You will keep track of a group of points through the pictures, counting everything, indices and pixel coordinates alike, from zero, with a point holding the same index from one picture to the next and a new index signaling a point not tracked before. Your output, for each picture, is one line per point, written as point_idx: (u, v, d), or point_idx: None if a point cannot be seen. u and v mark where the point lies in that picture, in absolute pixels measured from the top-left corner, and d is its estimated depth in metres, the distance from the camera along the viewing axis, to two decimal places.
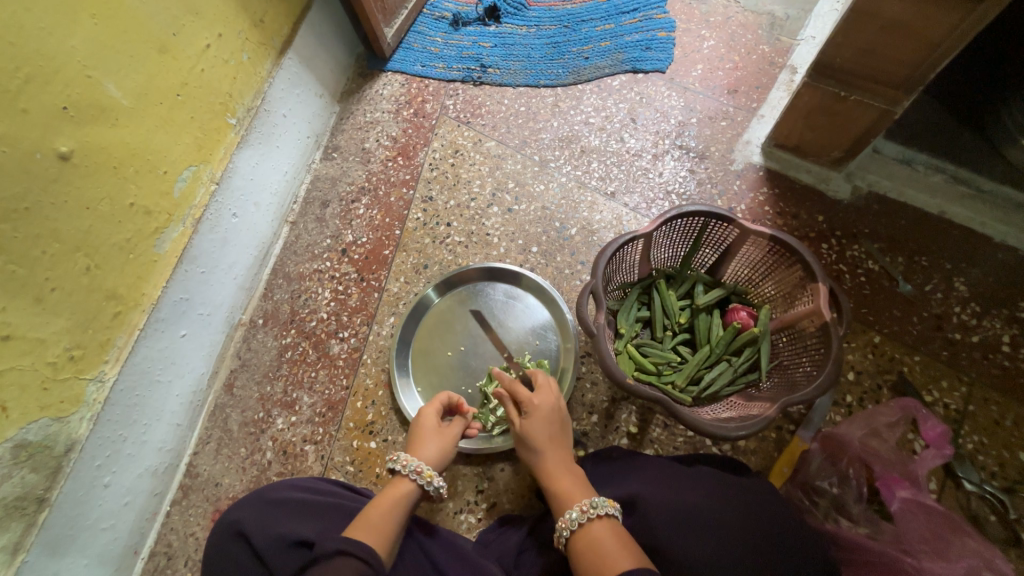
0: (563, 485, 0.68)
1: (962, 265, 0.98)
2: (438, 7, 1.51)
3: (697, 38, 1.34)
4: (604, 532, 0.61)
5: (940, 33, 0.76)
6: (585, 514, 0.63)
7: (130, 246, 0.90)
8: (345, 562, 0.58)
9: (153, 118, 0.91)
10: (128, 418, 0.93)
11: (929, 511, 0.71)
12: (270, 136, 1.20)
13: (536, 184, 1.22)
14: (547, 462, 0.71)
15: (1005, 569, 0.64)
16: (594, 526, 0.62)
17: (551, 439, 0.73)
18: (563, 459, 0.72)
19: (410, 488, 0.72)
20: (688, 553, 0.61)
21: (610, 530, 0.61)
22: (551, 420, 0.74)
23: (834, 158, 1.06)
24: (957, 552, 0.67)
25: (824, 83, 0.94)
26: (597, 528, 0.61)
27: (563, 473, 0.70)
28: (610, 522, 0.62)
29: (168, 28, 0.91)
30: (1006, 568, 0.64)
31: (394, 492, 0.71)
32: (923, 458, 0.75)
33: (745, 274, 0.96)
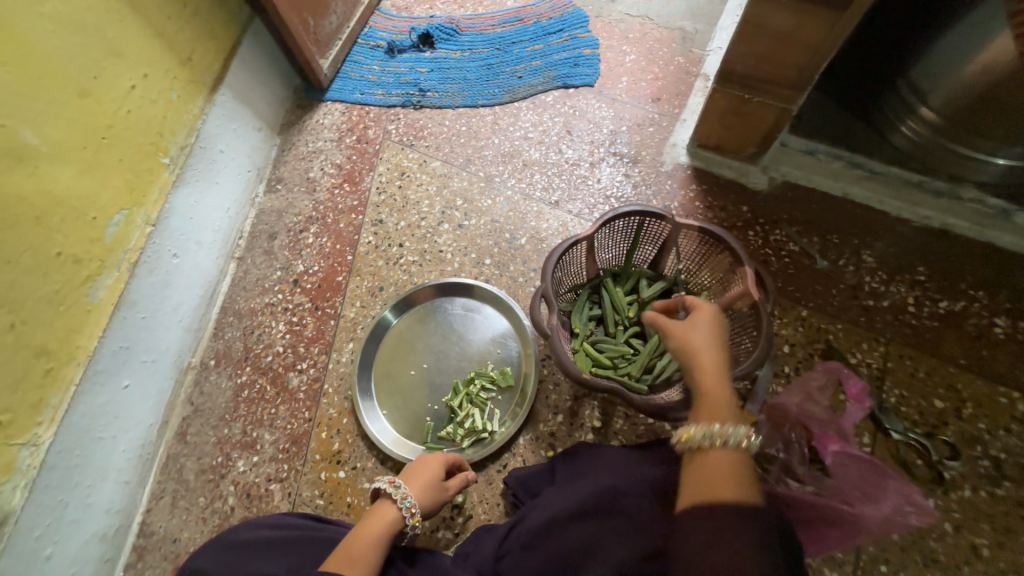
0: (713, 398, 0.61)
1: (868, 239, 1.10)
2: (373, 36, 1.55)
3: (620, 53, 1.44)
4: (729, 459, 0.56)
5: (818, 38, 0.88)
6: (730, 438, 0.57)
7: (59, 297, 0.85)
8: None
9: (77, 162, 0.88)
10: (69, 481, 0.86)
11: (858, 460, 0.77)
12: (208, 173, 1.17)
13: (483, 199, 1.26)
14: (704, 372, 0.62)
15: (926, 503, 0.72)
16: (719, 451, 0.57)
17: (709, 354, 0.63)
18: (727, 374, 0.63)
19: (396, 521, 0.74)
20: None
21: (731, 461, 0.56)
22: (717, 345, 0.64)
23: (750, 154, 1.17)
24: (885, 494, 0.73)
25: (729, 88, 1.04)
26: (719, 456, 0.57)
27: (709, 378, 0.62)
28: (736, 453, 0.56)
29: (88, 72, 0.90)
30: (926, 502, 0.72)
31: (381, 520, 0.74)
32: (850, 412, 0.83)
33: (684, 265, 1.03)
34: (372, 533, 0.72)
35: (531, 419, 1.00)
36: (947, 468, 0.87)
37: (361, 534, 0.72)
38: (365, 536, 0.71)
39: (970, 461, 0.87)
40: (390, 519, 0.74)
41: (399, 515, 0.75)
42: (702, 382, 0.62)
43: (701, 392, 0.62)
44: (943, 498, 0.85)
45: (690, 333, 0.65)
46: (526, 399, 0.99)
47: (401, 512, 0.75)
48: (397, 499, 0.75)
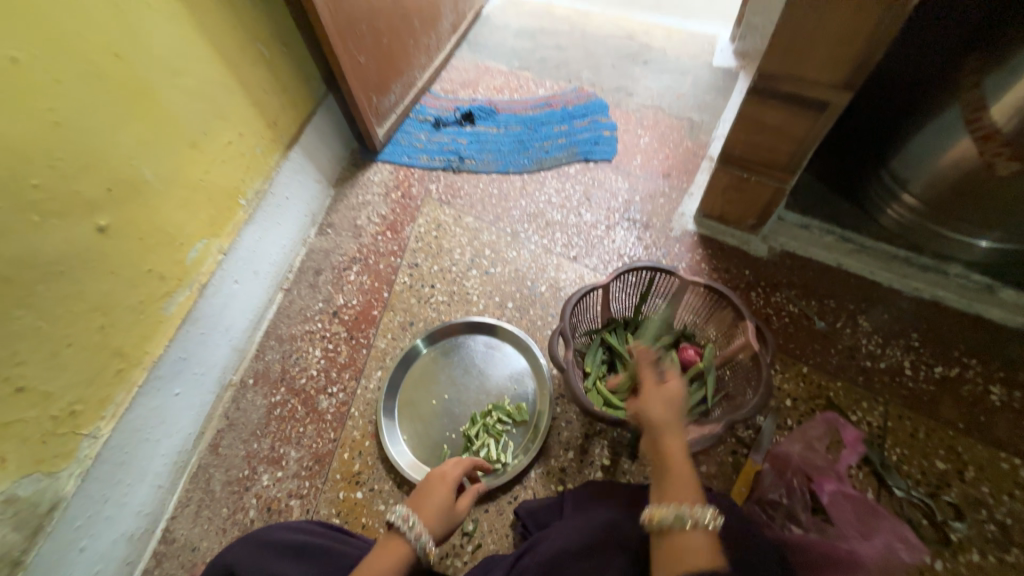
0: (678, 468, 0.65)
1: (863, 306, 1.18)
2: (422, 112, 1.81)
3: (635, 135, 1.66)
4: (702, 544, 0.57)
5: (803, 131, 1.04)
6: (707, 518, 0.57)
7: (142, 308, 0.98)
8: None
9: (177, 198, 1.06)
10: (114, 477, 0.93)
11: (855, 500, 0.82)
12: (274, 215, 1.36)
13: (509, 251, 1.41)
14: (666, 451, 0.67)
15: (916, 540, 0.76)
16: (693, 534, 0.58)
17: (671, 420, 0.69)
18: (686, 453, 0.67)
19: (409, 556, 0.69)
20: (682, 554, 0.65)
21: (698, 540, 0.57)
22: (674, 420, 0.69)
23: (750, 225, 1.31)
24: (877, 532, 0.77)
25: (730, 168, 1.20)
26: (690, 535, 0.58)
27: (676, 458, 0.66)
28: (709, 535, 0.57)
29: (200, 129, 1.11)
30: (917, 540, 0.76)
31: (394, 555, 0.68)
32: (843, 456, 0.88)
33: (691, 318, 1.12)
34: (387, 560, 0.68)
35: (543, 454, 1.05)
36: (953, 530, 0.88)
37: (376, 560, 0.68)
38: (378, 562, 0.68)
39: (976, 524, 0.89)
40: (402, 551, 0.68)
41: (412, 550, 0.69)
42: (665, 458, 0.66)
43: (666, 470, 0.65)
44: (951, 561, 0.86)
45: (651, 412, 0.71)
46: (539, 435, 1.05)
47: (416, 547, 0.70)
48: (411, 535, 0.69)
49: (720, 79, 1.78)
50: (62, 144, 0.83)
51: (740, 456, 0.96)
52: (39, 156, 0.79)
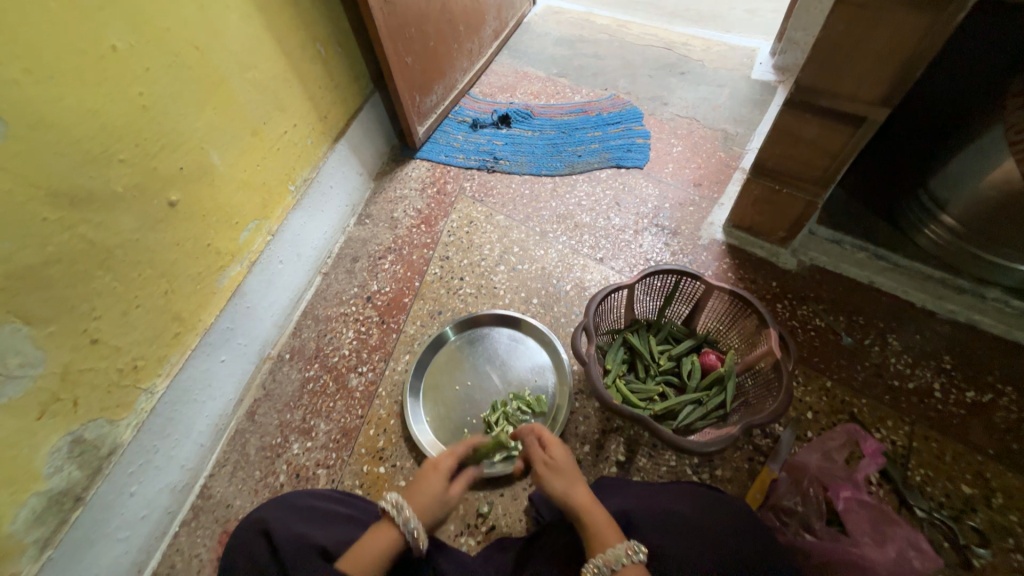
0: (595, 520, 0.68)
1: (894, 325, 1.17)
2: (461, 113, 1.89)
3: (668, 144, 1.68)
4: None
5: (838, 146, 1.05)
6: (628, 554, 0.61)
7: (200, 278, 1.07)
8: None
9: (237, 180, 1.15)
10: (164, 430, 1.02)
11: (869, 507, 0.82)
12: (319, 202, 1.44)
13: (537, 249, 1.45)
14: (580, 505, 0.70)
15: (928, 545, 0.76)
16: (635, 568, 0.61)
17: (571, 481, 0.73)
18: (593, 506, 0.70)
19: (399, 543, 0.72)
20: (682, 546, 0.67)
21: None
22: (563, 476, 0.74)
23: (780, 238, 1.31)
24: (891, 538, 0.78)
25: (762, 179, 1.21)
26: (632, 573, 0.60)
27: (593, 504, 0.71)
28: (642, 569, 0.61)
29: (261, 118, 1.20)
30: (928, 545, 0.76)
31: (383, 539, 0.71)
32: (862, 466, 0.87)
33: (714, 324, 1.13)
34: (376, 543, 0.71)
35: (559, 445, 1.08)
36: (976, 556, 0.86)
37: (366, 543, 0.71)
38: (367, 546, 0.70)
39: (1002, 552, 0.87)
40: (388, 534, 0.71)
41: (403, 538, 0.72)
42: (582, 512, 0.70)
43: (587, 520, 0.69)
44: None
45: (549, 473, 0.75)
46: (556, 426, 1.08)
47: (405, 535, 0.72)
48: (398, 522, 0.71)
49: (758, 93, 1.78)
50: (146, 125, 0.92)
51: (757, 464, 0.98)
52: (127, 135, 0.89)
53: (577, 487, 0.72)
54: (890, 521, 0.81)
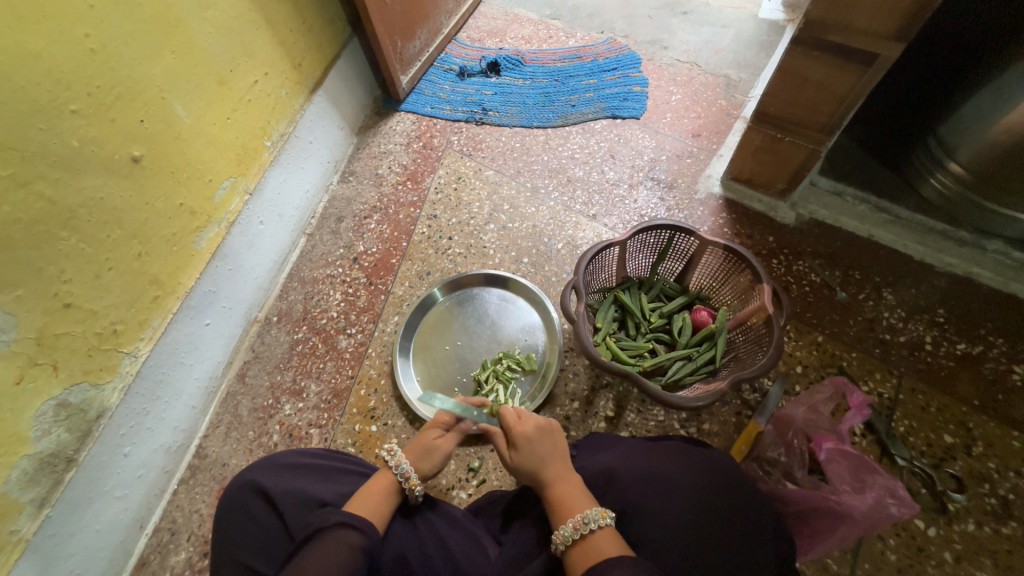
0: (571, 494, 0.69)
1: (891, 279, 1.15)
2: (447, 61, 1.77)
3: (666, 92, 1.59)
4: (599, 543, 0.62)
5: (846, 88, 0.98)
6: (574, 530, 0.64)
7: (175, 239, 1.03)
8: (346, 534, 0.65)
9: (206, 135, 1.08)
10: (153, 394, 1.01)
11: (851, 457, 0.81)
12: (298, 158, 1.37)
13: (528, 207, 1.40)
14: (560, 482, 0.71)
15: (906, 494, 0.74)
16: (590, 537, 0.63)
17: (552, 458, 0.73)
18: (573, 482, 0.71)
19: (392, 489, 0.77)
20: (665, 505, 0.68)
21: (604, 541, 0.62)
22: (548, 454, 0.73)
23: (780, 190, 1.26)
24: (870, 487, 0.77)
25: (765, 127, 1.14)
26: (595, 539, 0.63)
27: (561, 483, 0.71)
28: (609, 533, 0.63)
29: (228, 66, 1.11)
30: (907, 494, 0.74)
31: (378, 486, 0.76)
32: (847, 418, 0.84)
33: (708, 281, 1.11)
34: (378, 493, 0.75)
35: (549, 402, 1.08)
36: (952, 501, 0.89)
37: (369, 495, 0.75)
38: (368, 499, 0.74)
39: (977, 497, 0.89)
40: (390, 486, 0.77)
41: (395, 483, 0.77)
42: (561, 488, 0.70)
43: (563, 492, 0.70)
44: (946, 528, 0.87)
45: (532, 452, 0.74)
46: (546, 384, 1.08)
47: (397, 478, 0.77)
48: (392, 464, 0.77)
49: (764, 34, 1.66)
50: (96, 72, 0.84)
51: (744, 417, 1.00)
52: (77, 82, 0.82)
53: (541, 474, 0.73)
54: (870, 469, 0.79)
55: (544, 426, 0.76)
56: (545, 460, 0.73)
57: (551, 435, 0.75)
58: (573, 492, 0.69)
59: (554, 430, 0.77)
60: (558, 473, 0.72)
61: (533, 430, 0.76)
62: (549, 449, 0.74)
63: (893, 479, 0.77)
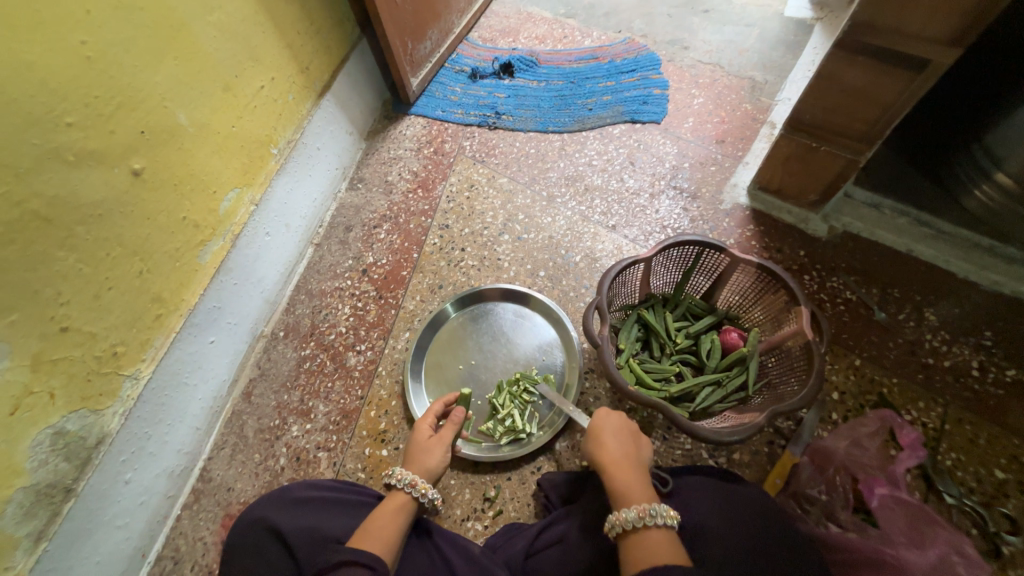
0: (627, 481, 0.72)
1: (932, 297, 1.08)
2: (459, 62, 1.70)
3: (688, 95, 1.52)
4: (661, 538, 0.65)
5: (890, 96, 0.91)
6: (642, 517, 0.66)
7: (178, 255, 0.98)
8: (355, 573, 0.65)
9: (211, 144, 1.02)
10: (155, 417, 0.97)
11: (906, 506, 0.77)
12: (305, 166, 1.32)
13: (544, 216, 1.34)
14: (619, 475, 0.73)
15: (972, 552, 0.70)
16: (655, 530, 0.66)
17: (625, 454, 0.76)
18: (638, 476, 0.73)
19: (407, 503, 0.79)
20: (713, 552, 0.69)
21: (663, 539, 0.65)
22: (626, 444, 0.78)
23: (811, 201, 1.19)
24: (931, 540, 0.72)
25: (797, 135, 1.08)
26: (654, 534, 0.66)
27: (632, 475, 0.73)
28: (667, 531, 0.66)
29: (232, 70, 1.05)
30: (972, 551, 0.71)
31: (391, 504, 0.79)
32: (900, 461, 0.82)
33: (737, 299, 1.04)
34: (388, 515, 0.77)
35: (568, 427, 1.03)
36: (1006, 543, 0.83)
37: (379, 519, 0.76)
38: (379, 523, 0.75)
39: None
40: (401, 502, 0.79)
41: (409, 497, 0.80)
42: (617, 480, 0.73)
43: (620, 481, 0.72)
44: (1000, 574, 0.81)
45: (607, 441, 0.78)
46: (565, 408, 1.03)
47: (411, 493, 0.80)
48: (396, 480, 0.81)
49: (791, 33, 1.59)
50: (93, 81, 0.79)
51: (777, 447, 0.94)
52: (73, 92, 0.77)
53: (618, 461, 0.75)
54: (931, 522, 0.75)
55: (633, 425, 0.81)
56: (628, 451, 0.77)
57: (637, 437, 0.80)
58: (631, 481, 0.72)
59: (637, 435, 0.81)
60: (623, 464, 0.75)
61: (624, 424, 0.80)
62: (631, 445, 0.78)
63: (956, 534, 0.73)
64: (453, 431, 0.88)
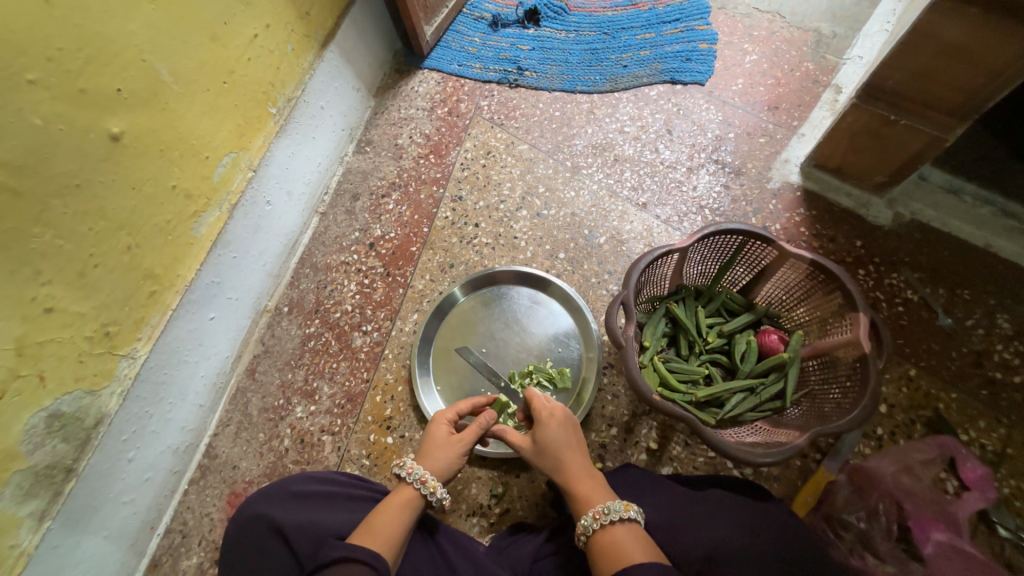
0: (583, 487, 0.69)
1: (1007, 302, 0.95)
2: (478, 7, 1.52)
3: (739, 51, 1.32)
4: (623, 535, 0.63)
5: (1001, 62, 0.74)
6: (599, 519, 0.64)
7: (170, 227, 0.90)
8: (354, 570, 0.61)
9: (200, 104, 0.92)
10: (156, 395, 0.94)
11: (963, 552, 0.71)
12: (308, 127, 1.21)
13: (566, 190, 1.22)
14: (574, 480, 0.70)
15: None
16: (619, 528, 0.64)
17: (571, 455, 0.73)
18: (590, 476, 0.71)
19: (413, 499, 0.74)
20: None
21: (627, 533, 0.64)
22: (573, 443, 0.74)
23: (876, 183, 1.04)
24: None
25: (872, 105, 0.91)
26: (616, 533, 0.64)
27: (583, 476, 0.71)
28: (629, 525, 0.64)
29: (221, 16, 0.92)
30: None
31: (398, 499, 0.73)
32: (967, 501, 0.76)
33: (779, 296, 0.93)
34: (392, 511, 0.72)
35: (582, 425, 0.97)
36: None
37: (383, 515, 0.71)
38: (383, 519, 0.70)
39: None
40: (408, 499, 0.73)
41: (416, 494, 0.74)
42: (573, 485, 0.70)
43: (575, 486, 0.70)
44: None
45: (551, 444, 0.74)
46: (581, 405, 0.96)
47: (419, 490, 0.74)
48: (406, 474, 0.74)
49: None
50: (55, 30, 0.69)
51: (810, 461, 0.86)
52: (32, 43, 0.67)
53: (563, 463, 0.72)
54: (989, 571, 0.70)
55: (568, 414, 0.77)
56: (569, 446, 0.74)
57: (574, 426, 0.77)
58: (585, 484, 0.69)
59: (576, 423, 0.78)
60: (577, 466, 0.72)
61: (560, 416, 0.76)
62: (572, 438, 0.75)
63: None
64: (476, 434, 0.80)
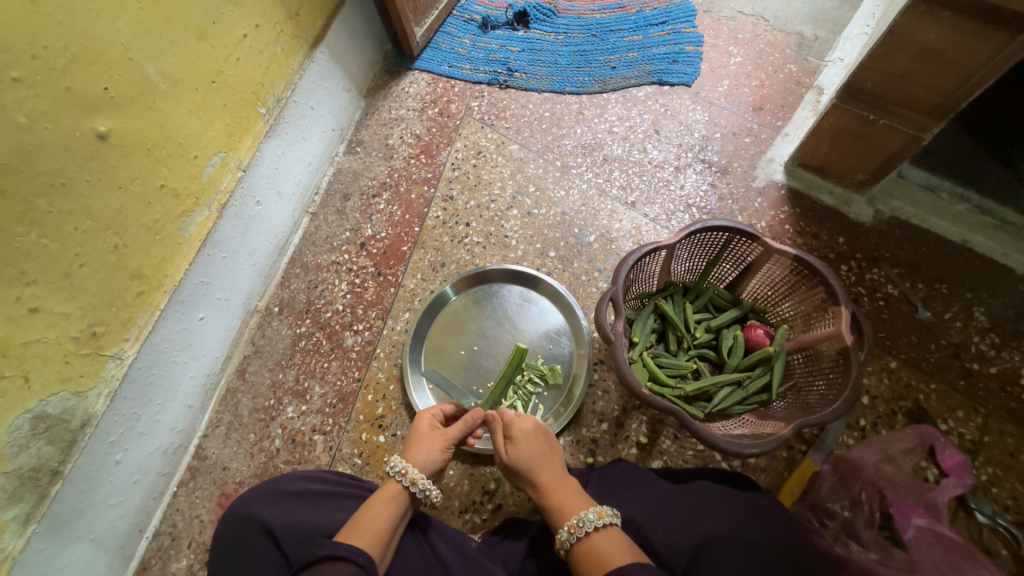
0: (559, 498, 0.70)
1: (983, 295, 0.98)
2: (468, 9, 1.53)
3: (725, 53, 1.34)
4: (597, 543, 0.63)
5: (974, 63, 0.76)
6: (570, 533, 0.65)
7: (157, 227, 0.90)
8: (341, 567, 0.60)
9: (188, 102, 0.92)
10: (143, 397, 0.93)
11: (946, 543, 0.71)
12: (297, 127, 1.20)
13: (557, 190, 1.23)
14: (550, 491, 0.71)
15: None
16: (590, 538, 0.64)
17: (546, 467, 0.74)
18: (566, 486, 0.72)
19: (399, 495, 0.74)
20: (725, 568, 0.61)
21: (599, 541, 0.63)
22: (547, 456, 0.75)
23: (857, 181, 1.07)
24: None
25: (852, 105, 0.93)
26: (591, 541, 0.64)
27: (558, 488, 0.71)
28: (598, 534, 0.64)
29: (209, 16, 0.92)
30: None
31: (383, 494, 0.74)
32: (944, 487, 0.77)
33: (766, 292, 0.95)
34: (379, 506, 0.72)
35: (574, 421, 0.98)
36: None
37: (370, 511, 0.71)
38: (370, 516, 0.71)
39: None
40: (391, 494, 0.74)
41: (401, 488, 0.75)
42: (549, 497, 0.71)
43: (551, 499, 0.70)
44: None
45: (523, 457, 0.75)
46: (572, 401, 0.97)
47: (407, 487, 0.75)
48: (390, 467, 0.76)
49: None
50: (40, 28, 0.69)
51: (796, 452, 0.89)
52: (17, 41, 0.67)
53: (537, 477, 0.73)
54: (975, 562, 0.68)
55: (537, 425, 0.78)
56: (541, 458, 0.74)
57: (546, 436, 0.78)
58: (561, 495, 0.70)
59: (548, 433, 0.79)
60: (553, 478, 0.72)
61: (530, 428, 0.77)
62: (544, 448, 0.76)
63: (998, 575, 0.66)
64: (461, 431, 0.82)
